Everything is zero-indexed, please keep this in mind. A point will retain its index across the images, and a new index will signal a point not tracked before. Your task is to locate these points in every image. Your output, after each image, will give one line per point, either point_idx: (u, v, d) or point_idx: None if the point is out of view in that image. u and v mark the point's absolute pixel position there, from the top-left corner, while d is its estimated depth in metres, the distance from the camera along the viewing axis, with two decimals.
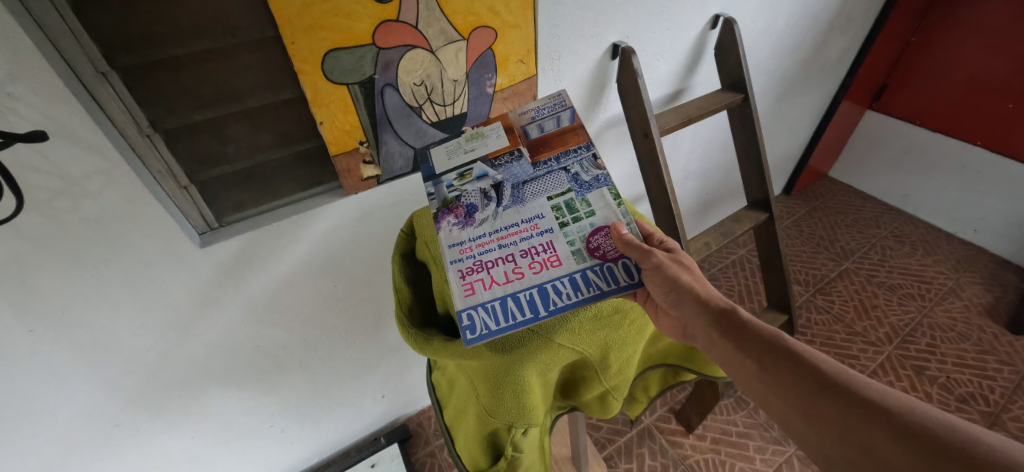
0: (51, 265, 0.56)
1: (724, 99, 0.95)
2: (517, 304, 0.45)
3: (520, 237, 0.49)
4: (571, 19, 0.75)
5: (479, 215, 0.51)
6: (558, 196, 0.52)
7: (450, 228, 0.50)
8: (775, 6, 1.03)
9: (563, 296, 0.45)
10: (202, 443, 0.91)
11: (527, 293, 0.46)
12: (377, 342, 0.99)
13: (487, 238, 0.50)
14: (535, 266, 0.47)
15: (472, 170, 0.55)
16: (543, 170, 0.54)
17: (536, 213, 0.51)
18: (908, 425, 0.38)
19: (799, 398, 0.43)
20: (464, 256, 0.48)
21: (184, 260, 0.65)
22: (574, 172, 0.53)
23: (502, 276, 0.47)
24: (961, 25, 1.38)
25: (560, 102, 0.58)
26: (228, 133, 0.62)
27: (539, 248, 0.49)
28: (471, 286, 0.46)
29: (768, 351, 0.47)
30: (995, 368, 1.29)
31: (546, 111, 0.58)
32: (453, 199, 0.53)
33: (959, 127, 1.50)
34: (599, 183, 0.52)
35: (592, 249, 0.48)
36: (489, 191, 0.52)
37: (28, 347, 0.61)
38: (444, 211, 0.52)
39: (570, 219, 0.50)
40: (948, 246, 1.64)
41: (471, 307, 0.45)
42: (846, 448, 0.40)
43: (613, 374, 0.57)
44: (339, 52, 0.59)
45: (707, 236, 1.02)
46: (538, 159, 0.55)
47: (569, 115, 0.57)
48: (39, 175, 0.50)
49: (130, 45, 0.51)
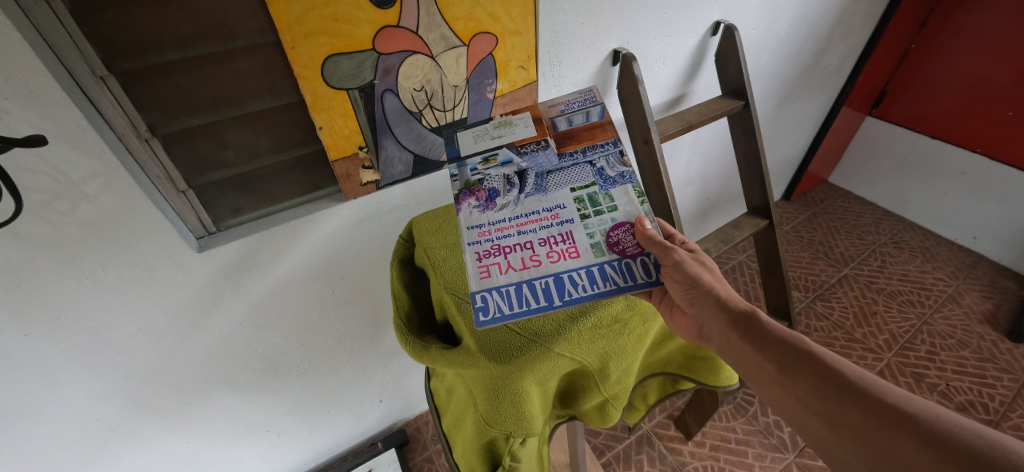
0: (48, 269, 0.56)
1: (724, 106, 0.95)
2: (532, 292, 0.44)
3: (539, 225, 0.49)
4: (572, 25, 0.75)
5: (500, 200, 0.51)
6: (581, 188, 0.52)
7: (471, 210, 0.51)
8: (775, 13, 1.03)
9: (579, 287, 0.44)
10: (198, 448, 0.91)
11: (543, 281, 0.45)
12: (374, 347, 0.99)
13: (506, 224, 0.49)
14: (553, 256, 0.47)
15: (497, 156, 0.57)
16: (568, 161, 0.55)
17: (558, 203, 0.51)
18: (933, 433, 0.38)
19: (820, 402, 0.44)
20: (482, 239, 0.48)
21: (181, 264, 0.65)
22: (600, 166, 0.54)
23: (519, 262, 0.47)
24: (960, 33, 1.38)
25: (590, 99, 0.62)
26: (227, 137, 0.62)
27: (558, 238, 0.48)
28: (487, 268, 0.46)
29: (789, 354, 0.47)
30: (995, 376, 1.29)
31: (575, 106, 0.61)
32: (476, 182, 0.54)
33: (959, 134, 1.51)
34: (624, 179, 0.52)
35: (611, 243, 0.47)
36: (512, 177, 0.53)
37: (24, 351, 0.61)
38: (466, 193, 0.52)
39: (591, 211, 0.50)
40: (947, 252, 1.64)
41: (485, 290, 0.44)
42: (867, 454, 0.40)
43: (612, 383, 0.56)
44: (338, 57, 0.58)
45: (707, 243, 1.02)
46: (563, 150, 0.56)
47: (598, 111, 0.60)
48: (36, 178, 0.49)
49: (128, 49, 0.51)
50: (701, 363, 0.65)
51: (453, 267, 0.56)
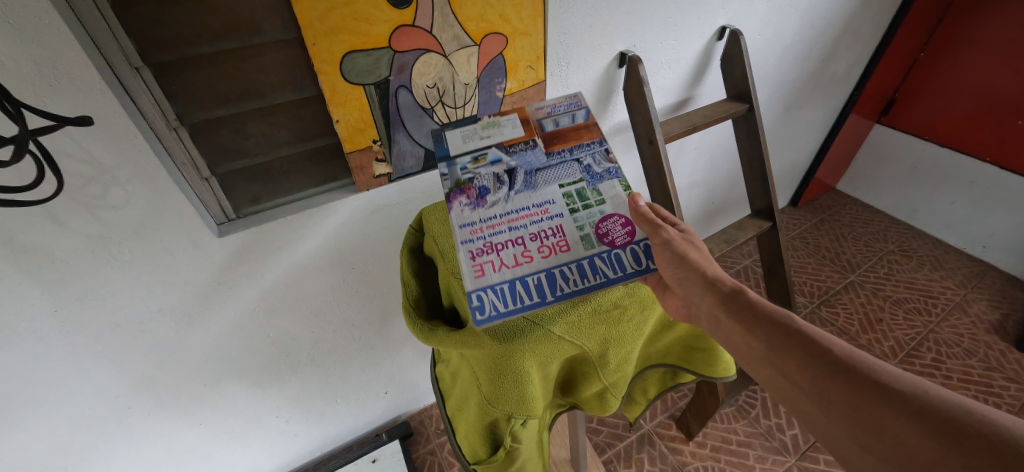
0: (80, 249, 0.59)
1: (729, 109, 0.97)
2: (526, 288, 0.47)
3: (530, 219, 0.51)
4: (580, 28, 0.78)
5: (490, 197, 0.52)
6: (569, 184, 0.54)
7: (461, 208, 0.51)
8: (782, 19, 1.05)
9: (569, 282, 0.48)
10: (209, 430, 0.94)
11: (536, 277, 0.48)
12: (383, 337, 1.02)
13: (497, 220, 0.51)
14: (543, 250, 0.49)
15: (486, 154, 0.56)
16: (556, 159, 0.56)
17: (548, 199, 0.53)
18: (923, 408, 0.39)
19: (810, 381, 0.45)
20: (474, 237, 0.49)
21: (202, 248, 0.68)
22: (587, 163, 0.56)
23: (512, 259, 0.49)
24: (970, 42, 1.39)
25: (575, 102, 0.61)
26: (249, 129, 0.65)
27: (548, 231, 0.50)
28: (481, 267, 0.48)
29: (779, 331, 0.48)
30: (1002, 385, 1.28)
31: (562, 108, 0.61)
32: (465, 180, 0.53)
33: (967, 143, 1.51)
34: (611, 175, 0.55)
35: (600, 235, 0.50)
36: (501, 175, 0.54)
37: (52, 326, 0.64)
38: (455, 191, 0.52)
39: (579, 206, 0.52)
40: (956, 261, 1.63)
41: (480, 288, 0.47)
42: (855, 430, 0.41)
43: (611, 370, 0.58)
44: (357, 54, 0.62)
45: (711, 243, 1.03)
46: (551, 150, 0.57)
47: (583, 114, 0.60)
48: (73, 162, 0.53)
49: (162, 44, 0.54)
50: (700, 354, 0.65)
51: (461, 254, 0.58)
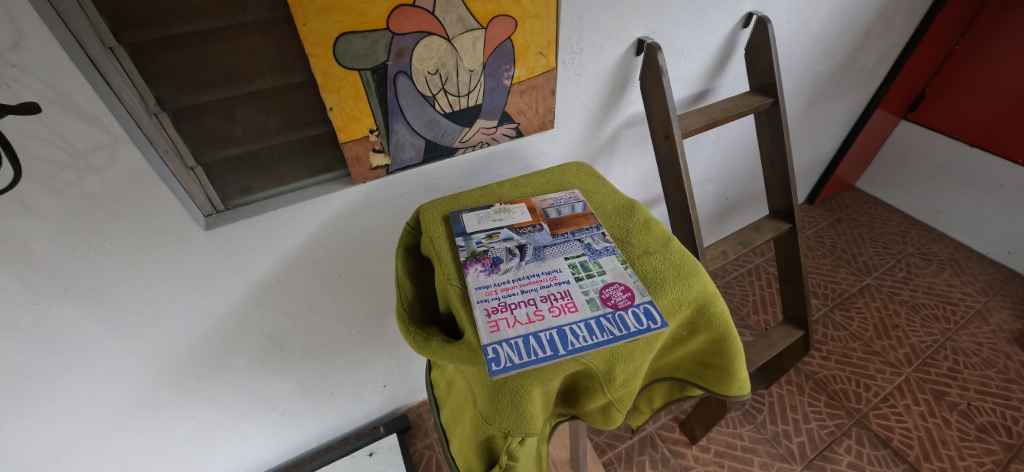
0: (56, 239, 0.56)
1: (752, 102, 0.91)
2: (539, 343, 0.45)
3: (540, 285, 0.52)
4: (596, 12, 0.72)
5: (503, 265, 0.54)
6: (573, 257, 0.55)
7: (477, 274, 0.52)
8: (814, 5, 0.98)
9: (580, 338, 0.46)
10: (203, 421, 0.92)
11: (547, 333, 0.46)
12: (380, 332, 0.99)
13: (511, 284, 0.51)
14: (554, 310, 0.49)
15: (499, 233, 0.58)
16: (561, 239, 0.57)
17: (554, 268, 0.54)
18: None
19: None
20: (489, 297, 0.50)
21: (188, 240, 0.64)
22: (587, 242, 0.57)
23: (524, 317, 0.48)
24: (1009, 34, 1.31)
25: (574, 196, 0.65)
26: (237, 115, 0.61)
27: (557, 295, 0.50)
28: (496, 323, 0.47)
29: None
30: (1020, 399, 1.22)
31: (563, 201, 0.64)
32: (480, 251, 0.55)
33: (1001, 144, 1.43)
34: (611, 251, 0.55)
35: (604, 299, 0.50)
36: (514, 249, 0.56)
37: (33, 318, 0.61)
38: (471, 260, 0.54)
39: (583, 275, 0.53)
40: (978, 267, 1.56)
41: (496, 342, 0.45)
42: None
43: (618, 388, 0.50)
44: (352, 36, 0.56)
45: (725, 245, 0.96)
46: (556, 231, 0.58)
47: (583, 205, 0.63)
48: (43, 147, 0.49)
49: (139, 21, 0.49)
50: (713, 371, 0.60)
51: (458, 260, 0.54)
